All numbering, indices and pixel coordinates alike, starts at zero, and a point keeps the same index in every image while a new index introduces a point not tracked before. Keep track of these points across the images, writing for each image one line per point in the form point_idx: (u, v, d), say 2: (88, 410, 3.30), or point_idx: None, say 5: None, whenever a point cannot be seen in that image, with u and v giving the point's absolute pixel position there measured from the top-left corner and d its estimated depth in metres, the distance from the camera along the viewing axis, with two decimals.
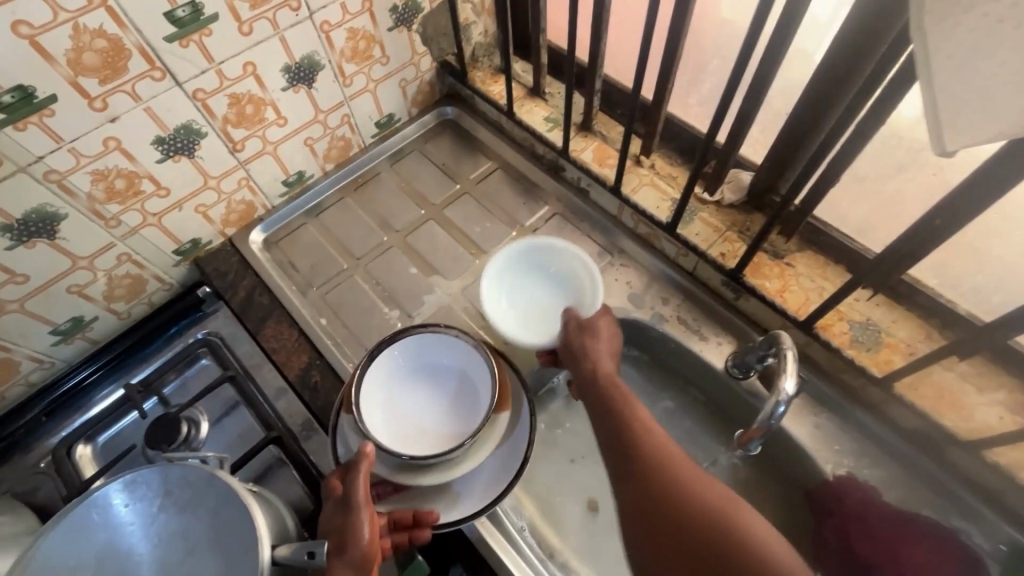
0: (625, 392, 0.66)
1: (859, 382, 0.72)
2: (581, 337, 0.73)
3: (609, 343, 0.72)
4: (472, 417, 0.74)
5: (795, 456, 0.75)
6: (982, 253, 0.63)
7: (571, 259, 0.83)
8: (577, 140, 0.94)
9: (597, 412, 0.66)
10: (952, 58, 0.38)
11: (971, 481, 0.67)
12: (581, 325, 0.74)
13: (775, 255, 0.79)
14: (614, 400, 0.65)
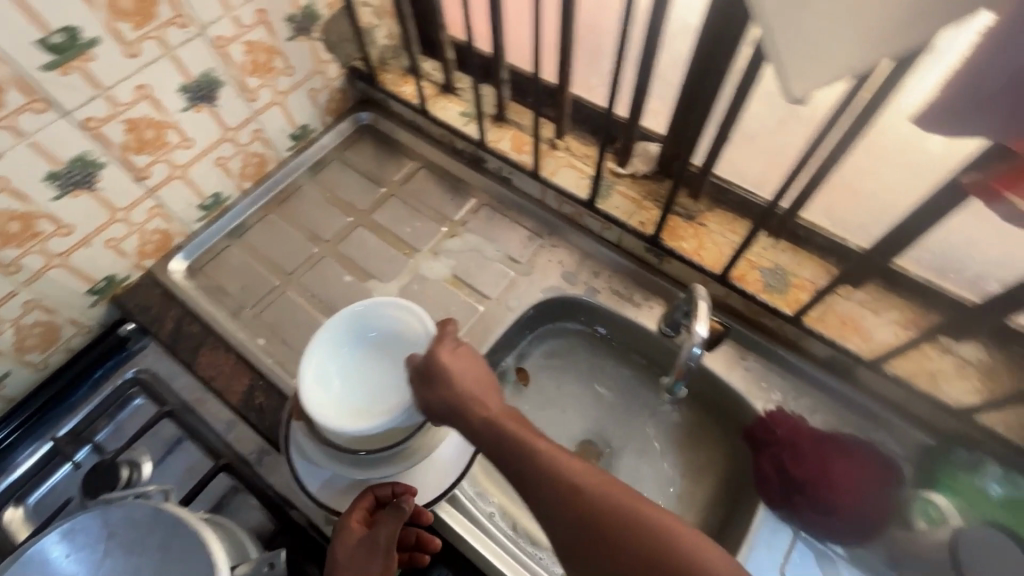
0: (514, 429, 0.59)
1: (775, 321, 0.79)
2: (443, 388, 0.63)
3: (468, 378, 0.63)
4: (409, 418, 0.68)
5: (730, 399, 0.80)
6: (858, 191, 0.68)
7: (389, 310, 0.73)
8: (494, 130, 0.96)
9: (500, 462, 0.58)
10: (789, 15, 0.42)
11: (879, 396, 0.75)
12: (431, 375, 0.64)
13: (689, 217, 0.84)
14: (510, 446, 0.57)
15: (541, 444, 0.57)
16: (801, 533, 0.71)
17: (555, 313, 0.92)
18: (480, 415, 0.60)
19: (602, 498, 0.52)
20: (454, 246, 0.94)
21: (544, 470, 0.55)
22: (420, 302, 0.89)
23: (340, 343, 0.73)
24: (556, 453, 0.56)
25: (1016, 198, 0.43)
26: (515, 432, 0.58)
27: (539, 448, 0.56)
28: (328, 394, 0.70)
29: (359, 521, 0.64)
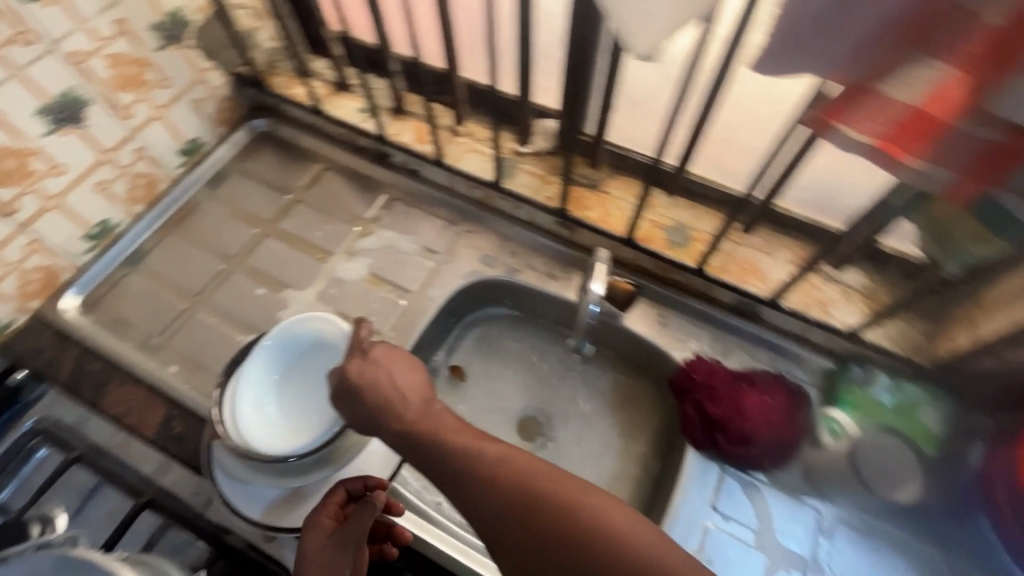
0: (437, 427, 0.59)
1: (681, 274, 0.83)
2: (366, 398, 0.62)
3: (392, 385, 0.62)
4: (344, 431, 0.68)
5: (652, 354, 0.85)
6: (735, 143, 0.70)
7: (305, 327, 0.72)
8: (395, 124, 0.96)
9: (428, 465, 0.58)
10: None
11: (779, 328, 0.82)
12: (351, 392, 0.62)
13: (592, 186, 0.88)
14: (432, 447, 0.58)
15: (463, 439, 0.58)
16: (727, 468, 0.75)
17: (478, 297, 0.93)
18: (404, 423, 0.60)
19: (520, 481, 0.53)
20: (369, 245, 0.93)
21: (467, 465, 0.56)
22: (341, 305, 0.88)
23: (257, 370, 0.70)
24: (477, 444, 0.57)
25: (846, 126, 0.46)
26: (438, 431, 0.59)
27: (460, 444, 0.57)
28: (269, 419, 0.69)
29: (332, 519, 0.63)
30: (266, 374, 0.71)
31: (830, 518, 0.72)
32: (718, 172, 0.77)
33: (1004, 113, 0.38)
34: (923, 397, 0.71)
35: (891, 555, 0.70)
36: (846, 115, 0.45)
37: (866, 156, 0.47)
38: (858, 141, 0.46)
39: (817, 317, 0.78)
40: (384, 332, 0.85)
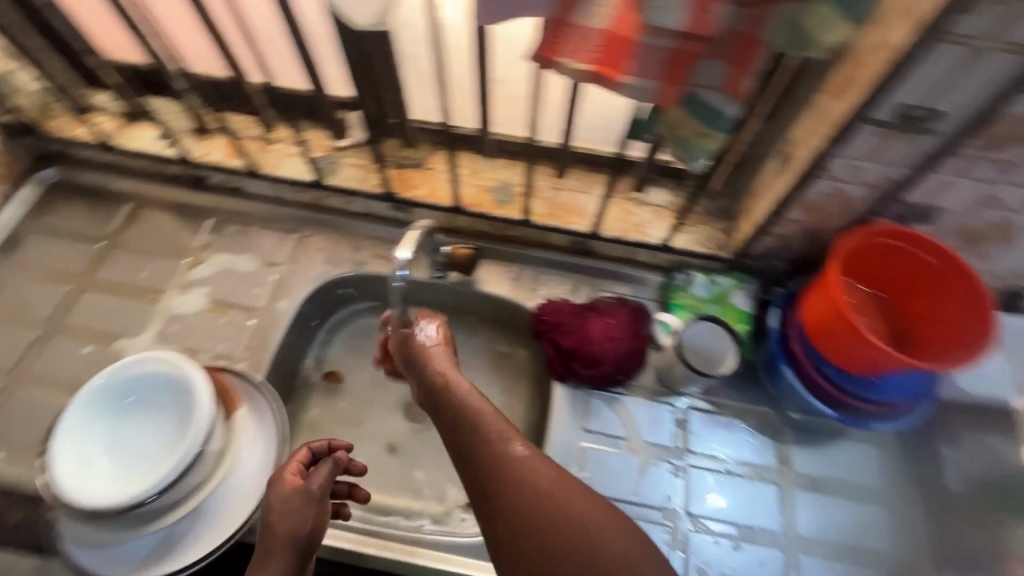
0: (475, 402, 0.63)
1: (513, 228, 0.89)
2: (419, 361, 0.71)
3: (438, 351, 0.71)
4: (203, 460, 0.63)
5: (508, 308, 0.89)
6: (513, 98, 0.77)
7: (137, 367, 0.66)
8: (201, 145, 0.91)
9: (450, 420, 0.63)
10: None
11: (608, 257, 0.90)
12: (409, 336, 0.73)
13: (416, 164, 0.90)
14: (463, 419, 0.62)
15: (493, 422, 0.60)
16: (592, 391, 0.82)
17: (334, 298, 0.92)
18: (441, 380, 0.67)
19: (519, 470, 0.55)
20: (204, 273, 0.89)
21: (483, 443, 0.58)
22: (184, 341, 0.83)
23: (92, 426, 0.64)
24: (503, 439, 0.58)
25: (565, 59, 0.51)
26: (473, 405, 0.63)
27: (491, 426, 0.60)
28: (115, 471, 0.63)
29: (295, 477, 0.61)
30: (107, 426, 0.65)
31: (685, 408, 0.81)
32: (519, 126, 0.82)
33: (660, 24, 0.45)
34: (730, 282, 0.84)
35: (738, 424, 0.81)
36: (561, 49, 0.50)
37: (590, 83, 0.52)
38: (581, 67, 0.51)
39: (636, 238, 0.86)
40: (237, 356, 0.82)
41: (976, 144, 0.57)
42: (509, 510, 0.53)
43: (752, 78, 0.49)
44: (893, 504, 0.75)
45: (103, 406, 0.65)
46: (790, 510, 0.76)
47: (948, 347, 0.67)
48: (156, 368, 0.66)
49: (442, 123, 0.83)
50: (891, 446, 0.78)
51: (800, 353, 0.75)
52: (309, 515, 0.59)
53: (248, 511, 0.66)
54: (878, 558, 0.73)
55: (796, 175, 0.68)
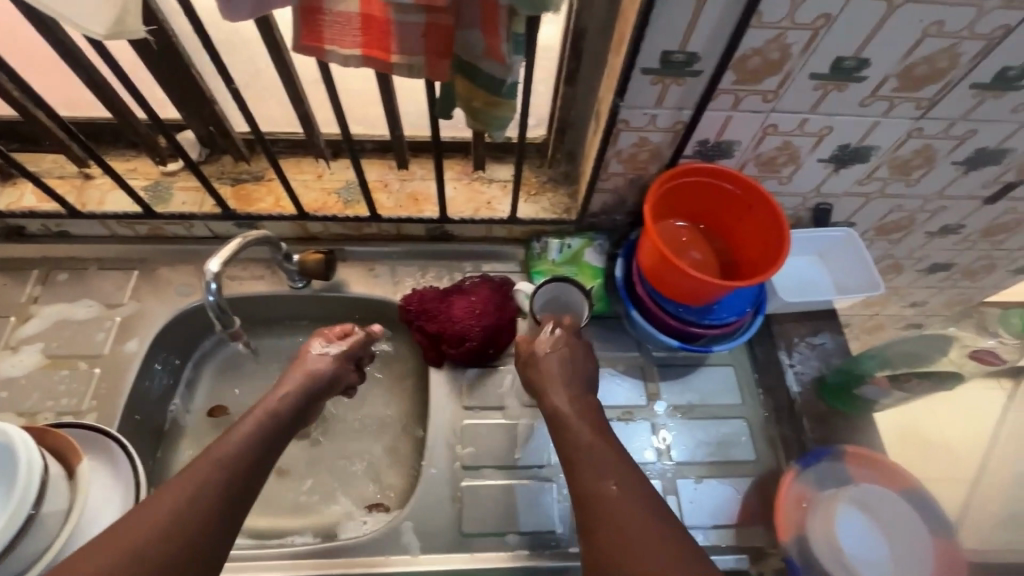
0: (587, 435, 0.63)
1: (369, 226, 0.89)
2: (542, 365, 0.71)
3: (575, 369, 0.71)
4: (41, 523, 0.59)
5: (379, 306, 0.89)
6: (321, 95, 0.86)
7: None
8: (7, 193, 0.84)
9: (561, 447, 0.64)
10: None
11: (469, 238, 0.92)
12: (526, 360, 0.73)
13: (256, 177, 0.87)
14: (573, 448, 0.63)
15: (604, 452, 0.61)
16: (468, 369, 0.84)
17: (192, 330, 0.88)
18: (553, 411, 0.67)
19: (615, 500, 0.56)
20: (35, 329, 0.82)
21: (592, 476, 0.59)
22: (21, 405, 0.77)
23: None
24: (612, 474, 0.58)
25: (334, 47, 0.51)
26: (582, 439, 0.63)
27: (595, 458, 0.60)
28: None
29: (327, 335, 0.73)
30: None
31: None
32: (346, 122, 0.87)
33: None
34: (582, 242, 0.88)
35: (609, 373, 0.85)
36: (326, 36, 0.50)
37: (365, 66, 0.53)
38: (351, 54, 0.51)
39: (488, 215, 0.88)
40: (85, 410, 0.77)
41: (734, 79, 0.64)
42: (604, 543, 0.53)
43: (509, 42, 0.51)
44: (751, 414, 0.83)
45: None
46: (664, 441, 0.81)
47: (763, 264, 0.75)
48: None
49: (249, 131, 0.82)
50: (744, 364, 0.86)
51: (644, 295, 0.80)
52: (325, 357, 0.70)
53: None
54: (746, 466, 0.79)
55: (602, 132, 0.72)
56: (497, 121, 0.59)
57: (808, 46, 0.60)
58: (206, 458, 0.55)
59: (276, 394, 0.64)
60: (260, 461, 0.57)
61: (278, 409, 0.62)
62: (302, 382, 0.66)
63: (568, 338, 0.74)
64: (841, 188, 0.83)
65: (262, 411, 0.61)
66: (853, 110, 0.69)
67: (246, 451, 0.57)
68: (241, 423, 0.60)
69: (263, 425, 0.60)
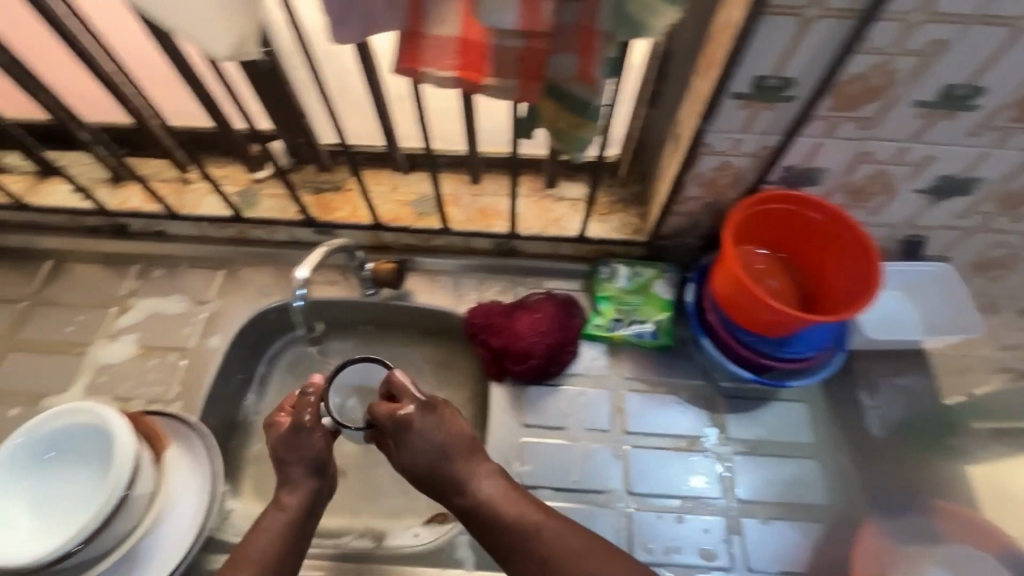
0: (498, 501, 0.64)
1: (439, 238, 0.91)
2: (433, 471, 0.65)
3: (443, 446, 0.65)
4: (132, 504, 0.63)
5: (444, 317, 0.90)
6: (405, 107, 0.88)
7: (52, 424, 0.63)
8: (116, 194, 0.91)
9: (483, 534, 0.64)
10: None
11: (535, 254, 0.92)
12: (424, 463, 0.65)
13: (336, 187, 0.91)
14: (498, 530, 0.63)
15: (525, 515, 0.63)
16: (528, 386, 0.83)
17: (267, 330, 0.92)
18: (461, 507, 0.65)
19: (560, 559, 0.60)
20: (131, 320, 0.88)
21: (531, 551, 0.61)
22: (115, 390, 0.82)
23: (15, 483, 0.63)
24: (551, 547, 0.61)
25: (428, 68, 0.52)
26: (507, 519, 0.63)
27: (526, 534, 0.62)
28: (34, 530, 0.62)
29: (285, 411, 0.72)
30: (29, 481, 0.64)
31: (620, 392, 0.83)
32: None
33: (497, 25, 0.46)
34: (652, 273, 0.87)
35: (672, 400, 0.82)
36: (422, 59, 0.52)
37: (459, 87, 0.54)
38: (444, 74, 0.53)
39: (557, 233, 0.88)
40: (170, 399, 0.82)
41: (831, 105, 0.61)
42: None
43: (602, 65, 0.51)
44: (826, 455, 0.78)
45: (19, 463, 0.63)
46: (728, 477, 0.77)
47: (847, 300, 0.71)
48: (73, 420, 0.63)
49: (339, 142, 0.86)
50: (820, 402, 0.81)
51: (716, 323, 0.77)
52: (315, 441, 0.69)
53: (191, 544, 0.66)
54: (818, 511, 0.75)
55: (681, 155, 0.71)
56: (579, 142, 0.59)
57: (917, 72, 0.57)
58: (237, 562, 0.63)
59: (288, 498, 0.68)
60: (291, 550, 0.65)
61: (305, 508, 0.68)
62: (312, 478, 0.69)
63: (426, 407, 0.67)
64: (937, 220, 0.78)
65: (281, 513, 0.67)
66: (959, 140, 0.65)
67: (279, 545, 0.65)
68: (258, 525, 0.66)
69: (287, 527, 0.66)
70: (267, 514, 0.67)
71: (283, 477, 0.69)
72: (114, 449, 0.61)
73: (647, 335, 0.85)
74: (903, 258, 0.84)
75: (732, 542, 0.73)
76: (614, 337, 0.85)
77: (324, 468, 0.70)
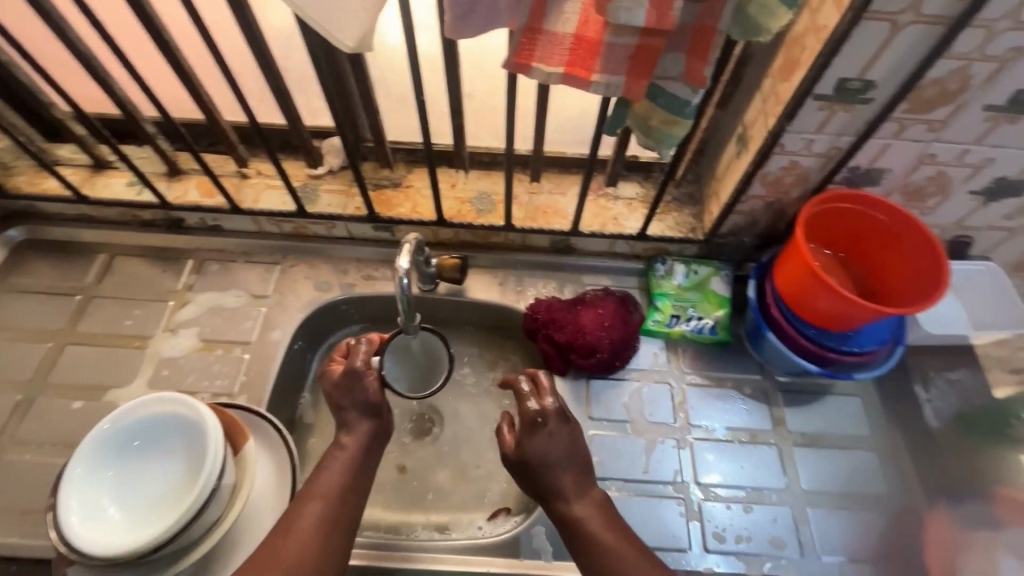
0: (601, 534, 0.64)
1: (497, 234, 0.92)
2: (541, 474, 0.67)
3: (562, 456, 0.67)
4: (219, 497, 0.63)
5: (504, 312, 0.91)
6: (469, 106, 0.90)
7: (143, 414, 0.63)
8: (174, 187, 0.91)
9: (577, 550, 0.64)
10: None
11: (590, 253, 0.94)
12: (531, 465, 0.67)
13: (395, 184, 0.92)
14: (589, 549, 0.63)
15: (627, 554, 0.62)
16: (591, 379, 0.85)
17: (325, 325, 0.92)
18: (562, 518, 0.66)
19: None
20: (190, 314, 0.87)
21: None
22: (179, 383, 0.82)
23: (100, 472, 0.62)
24: None
25: (540, 64, 0.54)
26: (600, 540, 0.63)
27: (617, 562, 0.61)
28: (119, 521, 0.61)
29: (337, 360, 0.74)
30: (114, 469, 0.63)
31: (681, 387, 0.85)
32: (487, 134, 0.92)
33: (625, 22, 0.47)
34: (708, 270, 0.89)
35: (731, 393, 0.84)
36: (536, 54, 0.53)
37: (563, 84, 0.55)
38: (555, 72, 0.54)
39: (615, 230, 0.90)
40: (236, 393, 0.82)
41: (905, 108, 0.64)
42: None
43: (711, 66, 0.53)
44: (882, 447, 0.81)
45: (107, 451, 0.63)
46: (792, 467, 0.79)
47: (915, 298, 0.74)
48: (164, 410, 0.63)
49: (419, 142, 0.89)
50: (872, 396, 0.84)
51: (779, 317, 0.79)
52: (366, 385, 0.70)
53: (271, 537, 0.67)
54: (878, 500, 0.77)
55: (750, 155, 0.74)
56: (668, 139, 0.60)
57: (991, 78, 0.60)
58: (314, 494, 0.63)
59: (347, 438, 0.68)
60: (356, 488, 0.66)
61: (363, 446, 0.68)
62: (368, 419, 0.69)
63: (562, 414, 0.70)
64: (986, 221, 0.81)
65: (342, 452, 0.67)
66: (1020, 143, 0.68)
67: (342, 482, 0.65)
68: (328, 460, 0.67)
69: (349, 463, 0.67)
70: (328, 455, 0.68)
71: (340, 422, 0.70)
72: (207, 439, 0.61)
73: (706, 331, 0.86)
74: (949, 257, 0.88)
75: (800, 530, 0.75)
76: (673, 333, 0.87)
77: (379, 410, 0.70)
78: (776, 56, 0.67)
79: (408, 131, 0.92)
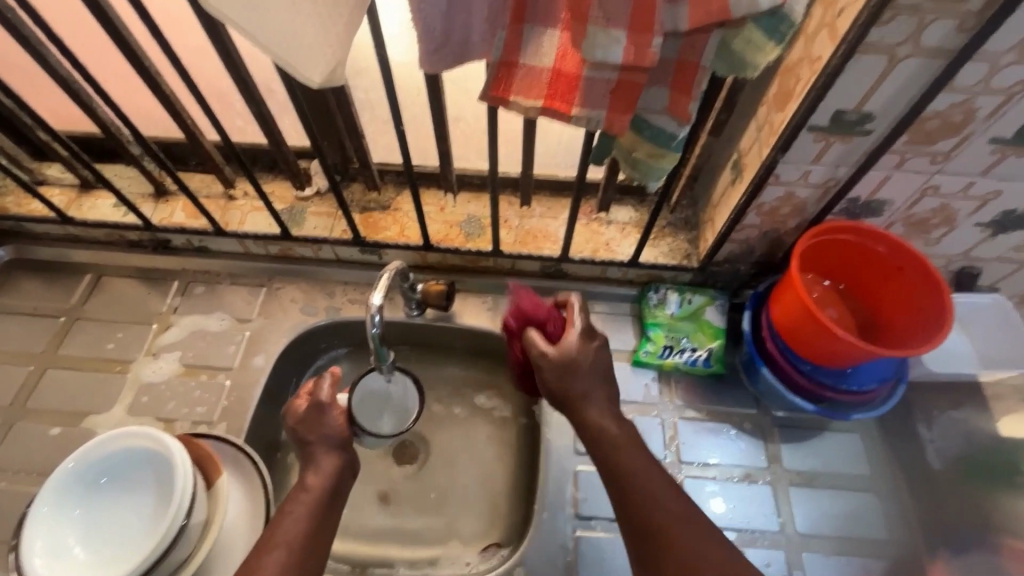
0: (615, 428, 0.62)
1: (485, 259, 0.90)
2: (574, 376, 0.64)
3: (602, 370, 0.66)
4: (189, 532, 0.61)
5: (492, 339, 0.89)
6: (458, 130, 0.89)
7: (108, 450, 0.61)
8: (160, 208, 0.90)
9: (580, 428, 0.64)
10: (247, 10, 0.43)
11: (581, 279, 0.91)
12: (570, 366, 0.64)
13: (384, 207, 0.90)
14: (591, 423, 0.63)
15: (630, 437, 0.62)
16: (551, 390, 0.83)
17: (310, 350, 0.90)
18: (585, 419, 0.63)
19: (644, 493, 0.57)
20: (173, 338, 0.86)
21: (614, 443, 0.61)
22: (159, 411, 0.81)
23: (68, 512, 0.61)
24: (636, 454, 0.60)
25: (518, 97, 0.51)
26: (608, 429, 0.62)
27: (618, 437, 0.61)
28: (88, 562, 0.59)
29: (303, 396, 0.71)
30: (83, 507, 0.61)
31: (673, 421, 0.82)
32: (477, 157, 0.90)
33: (602, 60, 0.46)
34: (703, 300, 0.86)
35: (724, 429, 0.81)
36: (514, 88, 0.51)
37: (542, 117, 0.53)
38: (533, 105, 0.51)
39: (607, 257, 0.87)
40: (215, 421, 0.80)
41: (906, 140, 0.61)
42: (629, 497, 0.57)
43: (696, 101, 0.51)
44: (882, 488, 0.77)
45: (73, 489, 0.61)
46: (787, 508, 0.76)
47: (917, 336, 0.71)
48: (128, 445, 0.62)
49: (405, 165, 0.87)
50: (873, 433, 0.81)
51: (775, 351, 0.76)
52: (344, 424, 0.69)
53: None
54: (876, 545, 0.74)
55: (742, 185, 0.72)
56: (656, 172, 0.57)
57: (997, 111, 0.57)
58: (277, 541, 0.58)
59: (312, 478, 0.64)
60: (320, 536, 0.61)
61: (328, 488, 0.64)
62: (334, 453, 0.67)
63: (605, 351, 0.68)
64: (994, 253, 0.78)
65: (306, 494, 0.63)
66: None
67: (309, 527, 0.60)
68: (290, 507, 0.62)
69: (314, 508, 0.62)
70: (292, 496, 0.63)
71: (305, 459, 0.67)
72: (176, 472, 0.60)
73: (700, 363, 0.83)
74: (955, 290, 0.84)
75: None
76: (665, 365, 0.84)
77: (346, 444, 0.68)
78: (771, 83, 0.65)
79: (396, 153, 0.90)
